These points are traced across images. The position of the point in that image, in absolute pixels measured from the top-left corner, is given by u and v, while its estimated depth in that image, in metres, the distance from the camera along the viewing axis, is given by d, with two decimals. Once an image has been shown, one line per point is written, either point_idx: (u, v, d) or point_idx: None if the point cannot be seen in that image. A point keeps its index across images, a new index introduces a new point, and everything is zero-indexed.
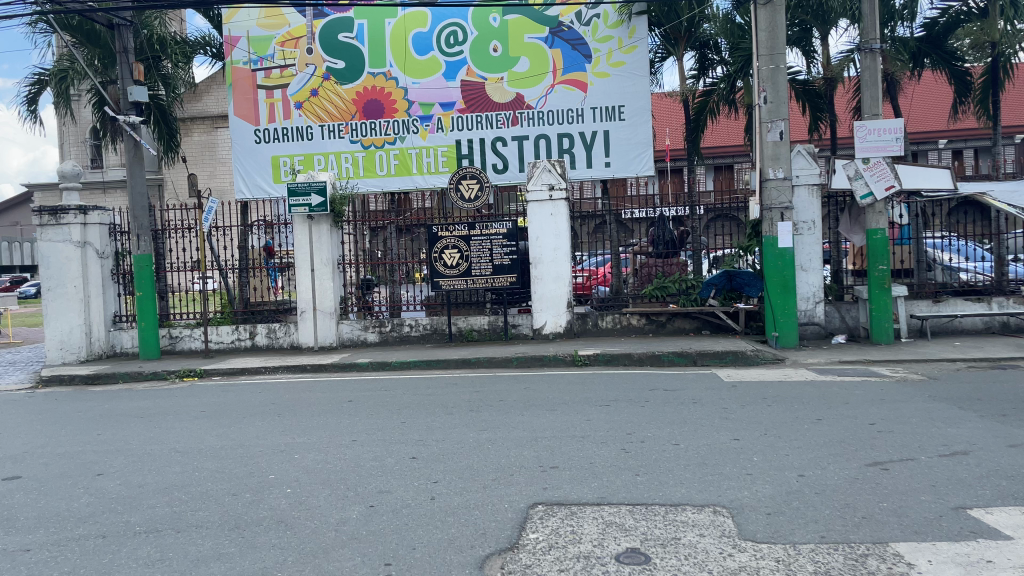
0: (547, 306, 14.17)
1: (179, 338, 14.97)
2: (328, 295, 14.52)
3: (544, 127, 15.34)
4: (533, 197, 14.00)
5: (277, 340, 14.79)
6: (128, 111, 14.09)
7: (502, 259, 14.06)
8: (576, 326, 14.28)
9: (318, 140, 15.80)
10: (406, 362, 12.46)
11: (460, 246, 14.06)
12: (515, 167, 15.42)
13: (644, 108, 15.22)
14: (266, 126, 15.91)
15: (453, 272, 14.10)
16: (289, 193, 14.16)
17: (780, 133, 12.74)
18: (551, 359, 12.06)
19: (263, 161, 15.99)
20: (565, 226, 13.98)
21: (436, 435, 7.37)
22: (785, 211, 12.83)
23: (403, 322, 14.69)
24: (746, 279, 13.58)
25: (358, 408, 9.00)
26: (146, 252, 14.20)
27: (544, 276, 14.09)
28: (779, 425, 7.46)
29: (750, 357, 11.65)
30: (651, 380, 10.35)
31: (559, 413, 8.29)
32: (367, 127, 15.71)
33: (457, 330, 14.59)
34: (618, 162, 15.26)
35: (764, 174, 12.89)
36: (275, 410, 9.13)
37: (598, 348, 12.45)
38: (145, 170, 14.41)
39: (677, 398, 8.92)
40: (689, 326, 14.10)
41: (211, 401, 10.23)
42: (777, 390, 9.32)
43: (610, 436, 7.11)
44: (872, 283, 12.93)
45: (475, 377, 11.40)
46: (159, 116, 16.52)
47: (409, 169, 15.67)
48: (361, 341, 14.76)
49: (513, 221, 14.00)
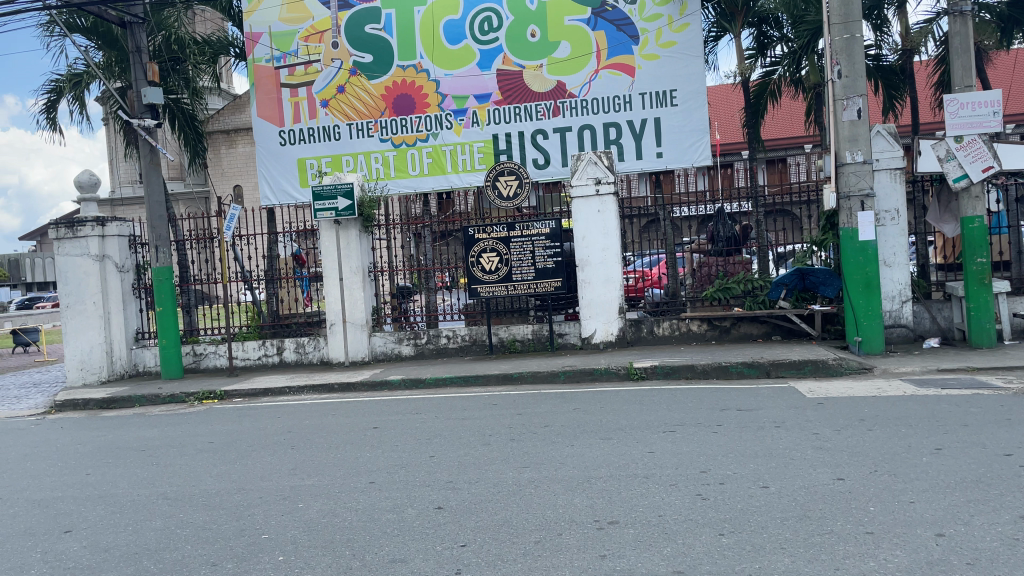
0: (597, 312, 12.83)
1: (203, 355, 14.03)
2: (358, 305, 13.44)
3: (589, 117, 14.06)
4: (577, 193, 12.72)
5: (307, 355, 13.74)
6: (142, 114, 13.29)
7: (545, 262, 12.78)
8: (629, 334, 12.92)
9: (347, 140, 14.77)
10: (441, 378, 11.23)
11: (499, 248, 12.84)
12: (558, 162, 14.16)
13: (699, 91, 13.83)
14: (291, 127, 14.94)
15: (492, 278, 12.88)
16: (314, 197, 13.14)
17: (859, 111, 11.23)
18: (604, 374, 10.72)
19: (289, 164, 15.01)
20: (614, 224, 12.67)
21: (468, 475, 6.13)
22: (866, 199, 11.32)
23: (440, 333, 13.49)
24: (821, 277, 12.08)
25: (382, 437, 7.81)
26: (165, 264, 13.38)
27: (592, 279, 12.78)
28: (890, 457, 6.01)
29: (832, 368, 10.17)
30: (720, 396, 8.94)
31: (617, 442, 6.97)
32: (397, 124, 14.62)
33: (498, 341, 13.30)
34: (671, 152, 13.89)
35: (839, 157, 11.43)
36: (289, 441, 7.99)
37: (655, 359, 11.09)
38: (163, 176, 13.52)
39: (756, 421, 7.50)
40: (756, 332, 12.64)
41: (224, 428, 9.15)
42: (874, 409, 7.84)
43: (681, 476, 5.75)
44: (968, 279, 11.27)
45: (519, 395, 10.10)
46: (185, 122, 15.98)
47: (443, 168, 14.50)
48: (396, 355, 13.60)
49: (556, 220, 12.71)
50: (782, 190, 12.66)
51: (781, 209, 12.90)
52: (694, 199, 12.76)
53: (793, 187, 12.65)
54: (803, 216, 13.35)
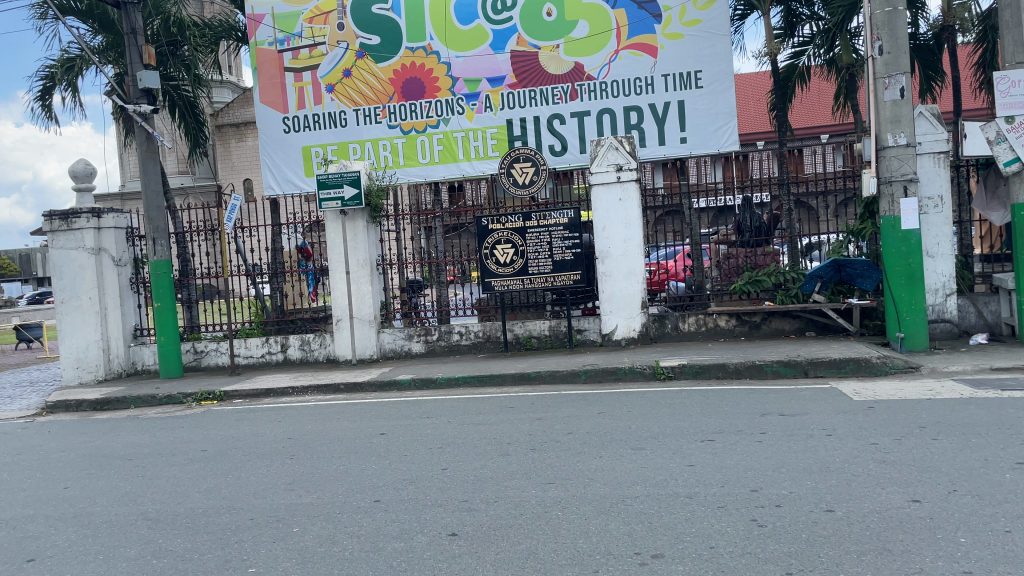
0: (618, 307, 12.09)
1: (204, 353, 13.38)
2: (366, 300, 12.76)
3: (608, 101, 13.31)
4: (597, 180, 11.98)
5: (312, 353, 13.09)
6: (138, 99, 12.65)
7: (563, 254, 12.05)
8: (652, 330, 12.18)
9: (353, 127, 14.06)
10: (453, 378, 10.52)
11: (515, 240, 12.11)
12: (576, 148, 13.42)
13: (725, 73, 13.05)
14: (296, 114, 14.25)
15: (507, 271, 12.15)
16: (318, 186, 12.47)
17: (902, 89, 10.43)
18: (628, 373, 9.99)
19: (294, 153, 14.32)
20: (636, 213, 11.93)
21: (485, 494, 5.43)
22: (909, 184, 10.52)
23: (452, 329, 12.80)
24: (858, 269, 11.31)
25: (391, 446, 7.13)
26: (163, 257, 12.74)
27: (613, 272, 12.04)
28: (967, 473, 5.27)
29: (875, 367, 9.41)
30: (758, 399, 8.20)
31: (650, 453, 6.25)
32: (406, 109, 13.90)
33: (514, 337, 12.60)
34: (695, 138, 13.13)
35: (880, 140, 10.65)
36: (288, 450, 7.32)
37: (682, 357, 10.36)
38: (160, 165, 12.88)
39: (803, 428, 6.76)
40: (788, 327, 11.86)
41: (220, 433, 8.48)
42: (934, 414, 7.07)
43: (727, 496, 5.04)
44: (1020, 271, 10.43)
45: (539, 397, 9.37)
46: (187, 110, 15.49)
47: (455, 155, 13.79)
48: (405, 353, 12.92)
49: (575, 209, 11.97)
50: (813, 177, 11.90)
51: (813, 196, 12.13)
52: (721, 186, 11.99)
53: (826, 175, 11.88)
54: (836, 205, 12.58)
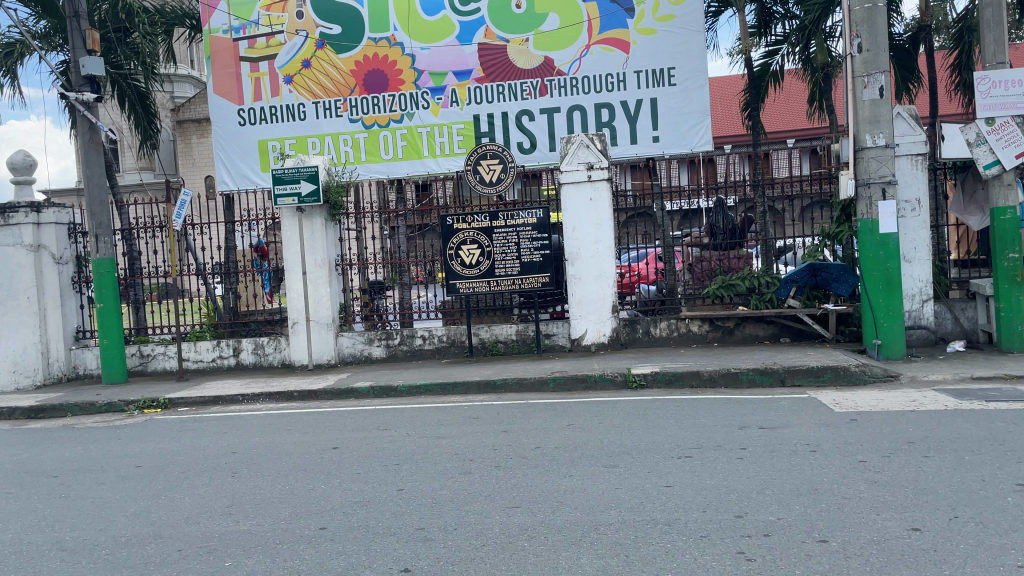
0: (588, 311, 11.63)
1: (151, 357, 12.64)
2: (324, 302, 12.13)
3: (579, 97, 12.86)
4: (567, 179, 11.51)
5: (266, 357, 12.42)
6: (81, 87, 11.89)
7: (531, 255, 11.56)
8: (623, 335, 11.73)
9: (312, 120, 13.43)
10: (415, 386, 9.94)
11: (481, 240, 11.58)
12: (545, 146, 12.95)
13: (699, 70, 12.67)
14: (252, 106, 13.58)
15: (473, 272, 11.62)
16: (274, 181, 11.83)
17: (881, 88, 10.13)
18: (598, 381, 9.52)
19: (249, 147, 13.63)
20: (607, 213, 11.48)
21: (444, 521, 4.90)
22: (887, 186, 10.21)
23: (414, 333, 12.22)
24: (834, 273, 10.98)
25: (343, 463, 6.54)
26: (106, 256, 11.94)
27: (583, 274, 11.58)
28: (965, 497, 4.87)
29: (854, 376, 9.06)
30: (735, 411, 7.77)
31: (624, 472, 5.77)
32: (368, 103, 13.30)
33: (479, 342, 12.06)
34: (668, 137, 12.74)
35: (858, 140, 10.33)
36: (229, 466, 6.71)
37: (654, 364, 9.92)
38: (104, 157, 12.11)
39: (786, 444, 6.34)
40: (762, 333, 11.49)
41: (159, 446, 7.81)
42: (921, 427, 6.70)
43: (710, 524, 4.58)
44: (998, 276, 10.18)
45: (505, 407, 8.84)
46: (137, 101, 14.73)
47: (419, 152, 13.24)
48: (365, 358, 12.31)
49: (543, 209, 11.48)
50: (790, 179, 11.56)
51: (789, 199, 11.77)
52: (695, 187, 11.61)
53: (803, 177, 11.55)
54: (811, 209, 12.26)
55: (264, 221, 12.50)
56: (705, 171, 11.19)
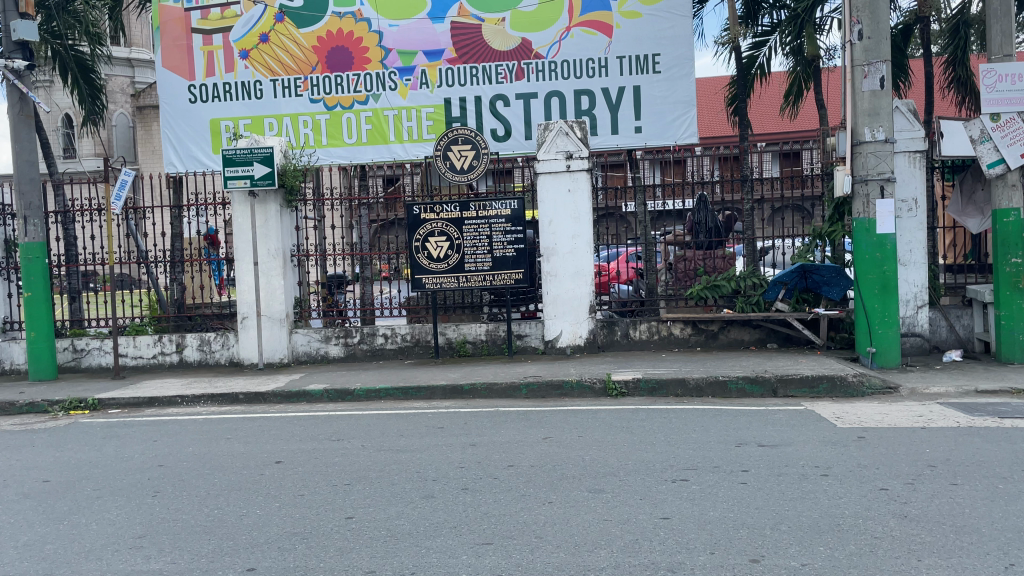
0: (563, 311, 10.82)
1: (84, 352, 11.52)
2: (277, 296, 11.16)
3: (557, 83, 12.05)
4: (544, 167, 10.71)
5: (212, 355, 11.42)
6: (11, 52, 10.74)
7: (504, 250, 10.71)
8: (600, 338, 10.93)
9: (270, 99, 12.45)
10: (374, 391, 9.03)
11: (450, 232, 10.71)
12: (519, 134, 12.14)
13: (685, 57, 11.94)
14: (203, 82, 12.54)
15: (440, 267, 10.74)
16: (224, 162, 10.84)
17: (882, 79, 9.49)
18: (576, 388, 8.70)
19: (200, 126, 12.59)
20: (586, 206, 10.69)
21: (400, 563, 4.05)
22: (886, 184, 9.56)
23: (375, 331, 11.30)
24: (826, 275, 10.31)
25: (286, 482, 5.65)
26: (36, 240, 10.85)
27: (559, 271, 10.78)
28: (1016, 538, 4.15)
29: (851, 386, 8.37)
30: (728, 425, 7.01)
31: (613, 499, 4.95)
32: (331, 82, 12.36)
33: (446, 342, 11.19)
34: (651, 127, 12.00)
35: (856, 134, 9.69)
36: (152, 483, 5.77)
37: (635, 369, 9.13)
38: (36, 131, 10.98)
39: (793, 466, 5.59)
40: (748, 338, 10.78)
41: (74, 455, 6.80)
42: (940, 447, 6.00)
43: (721, 571, 3.79)
44: (1000, 282, 9.58)
45: (474, 415, 7.98)
46: (80, 74, 13.60)
47: (385, 136, 12.33)
48: (321, 357, 11.36)
49: (518, 200, 10.65)
50: (782, 177, 10.89)
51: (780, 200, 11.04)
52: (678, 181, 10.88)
53: (795, 175, 10.89)
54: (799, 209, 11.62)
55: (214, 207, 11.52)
56: (693, 163, 10.45)
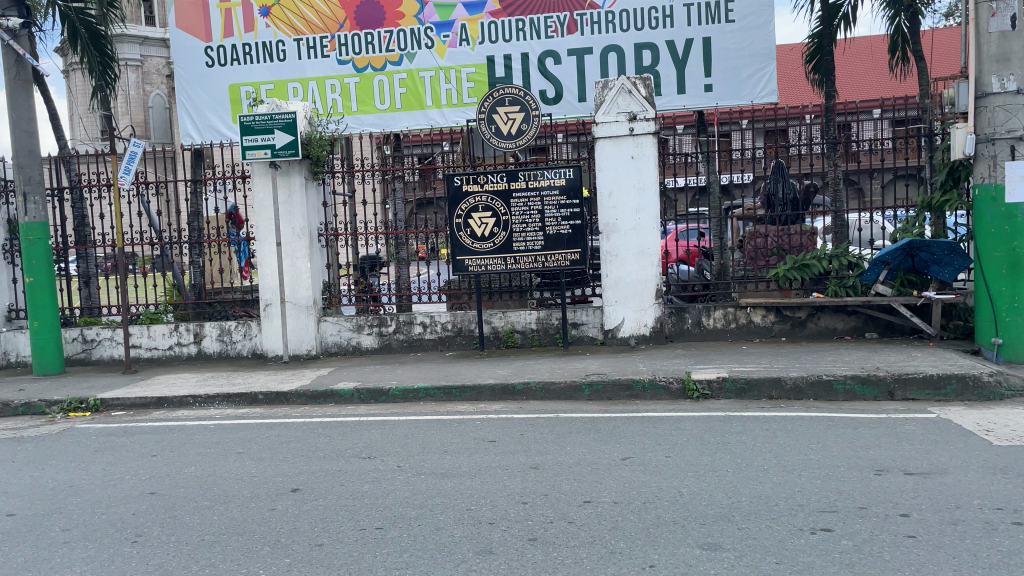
0: (625, 297, 9.45)
1: (95, 343, 10.47)
2: (303, 280, 9.97)
3: (615, 36, 10.59)
4: (603, 131, 9.32)
5: (233, 346, 10.29)
6: (5, 10, 9.60)
7: (557, 226, 9.36)
8: (668, 327, 9.54)
9: (294, 61, 11.21)
10: (412, 391, 7.77)
11: (496, 206, 9.39)
12: (573, 95, 10.75)
13: (763, 3, 10.39)
14: (222, 43, 11.32)
15: (485, 247, 9.42)
16: (241, 130, 9.62)
17: (1015, 17, 7.91)
18: (649, 389, 7.36)
19: (218, 93, 11.40)
20: (652, 174, 9.28)
21: None
22: (1017, 143, 8.01)
23: (412, 320, 10.06)
24: (937, 253, 8.74)
25: (303, 522, 4.43)
26: (38, 219, 9.78)
27: (621, 251, 9.41)
28: None
29: (986, 388, 6.92)
30: (852, 442, 5.62)
31: (739, 561, 3.63)
32: (361, 41, 11.06)
33: (492, 331, 9.90)
34: (724, 85, 10.51)
35: (980, 84, 8.13)
36: (136, 522, 4.59)
37: (718, 365, 7.74)
38: (35, 97, 9.85)
39: (966, 509, 4.22)
40: (842, 326, 9.31)
41: (53, 477, 5.64)
42: None
43: None
44: None
45: (532, 423, 6.69)
46: (89, 41, 12.51)
47: (421, 100, 11.03)
48: (352, 348, 10.17)
49: (574, 169, 9.27)
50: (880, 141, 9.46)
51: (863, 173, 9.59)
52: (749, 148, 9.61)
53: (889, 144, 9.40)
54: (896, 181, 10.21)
55: (233, 181, 10.35)
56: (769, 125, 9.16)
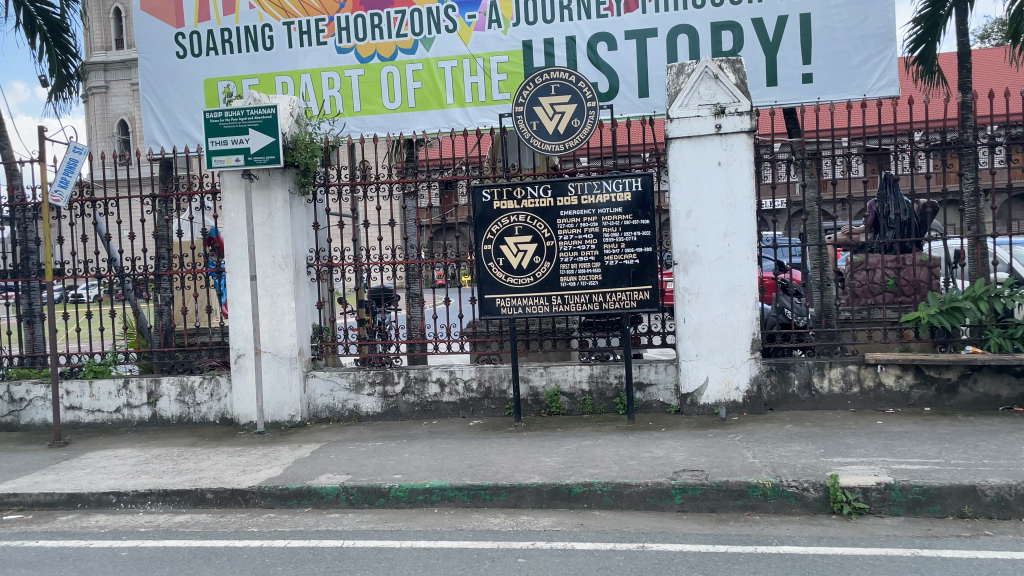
0: (708, 351, 7.07)
1: (24, 404, 8.24)
2: (285, 325, 7.70)
3: (687, 13, 8.32)
4: (679, 131, 7.02)
5: (196, 409, 8.02)
6: None
7: (619, 255, 7.03)
8: (767, 391, 7.14)
9: (282, 50, 9.04)
10: (424, 492, 5.42)
11: (538, 229, 7.09)
12: (632, 90, 8.49)
13: None
14: (195, 29, 9.16)
15: (524, 282, 7.09)
16: (207, 129, 7.43)
17: None
18: (772, 500, 4.97)
19: (190, 89, 9.23)
20: (746, 186, 6.96)
21: None
22: None
23: (426, 377, 7.73)
24: None
25: None
26: None
27: (703, 288, 7.05)
28: None
29: None
30: None
31: None
32: (365, 24, 8.88)
33: (531, 393, 7.54)
34: (826, 74, 8.21)
35: None
36: None
37: (867, 461, 5.33)
38: None
39: None
40: (1008, 394, 6.87)
41: None
42: None
43: None
44: None
45: (608, 559, 4.32)
46: (47, 35, 10.36)
47: (440, 98, 8.80)
48: (349, 412, 7.87)
49: (642, 179, 6.96)
50: None
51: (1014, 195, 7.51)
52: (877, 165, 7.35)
53: None
54: None
55: (200, 196, 8.13)
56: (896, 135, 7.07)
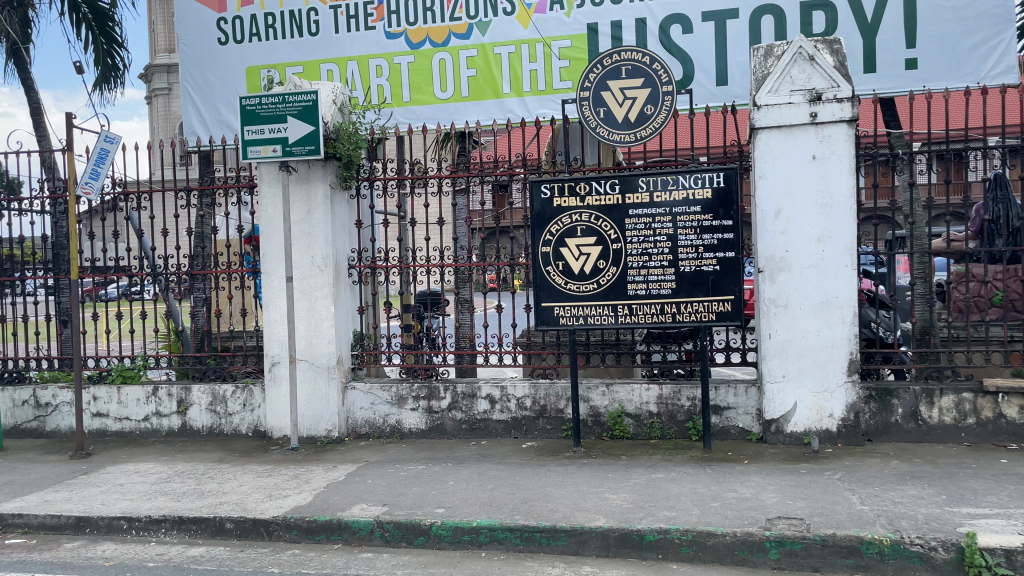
0: (798, 372, 6.17)
1: (50, 409, 7.79)
2: (323, 331, 7.06)
3: None
4: (767, 120, 6.16)
5: (228, 420, 7.44)
6: None
7: (696, 261, 6.19)
8: (865, 420, 6.21)
9: (328, 35, 8.43)
10: (470, 532, 4.67)
11: (603, 229, 6.30)
12: (708, 77, 7.64)
13: None
14: (238, 14, 8.62)
15: (586, 289, 6.31)
16: (243, 117, 6.84)
17: None
18: (891, 560, 4.09)
19: (232, 78, 8.70)
20: (844, 183, 6.06)
21: None
22: None
23: (474, 392, 7.00)
24: None
25: None
26: None
27: (793, 300, 6.17)
28: None
29: None
30: None
31: None
32: (416, 6, 8.21)
33: (591, 414, 6.74)
34: (933, 59, 7.23)
35: None
36: None
37: (1005, 515, 4.39)
38: None
39: None
40: None
41: None
42: None
43: None
44: None
45: None
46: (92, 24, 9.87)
47: (495, 87, 8.08)
48: (390, 428, 7.18)
49: (724, 174, 6.11)
50: None
51: None
52: (1002, 162, 6.34)
53: None
54: None
55: (237, 191, 7.56)
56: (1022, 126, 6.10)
